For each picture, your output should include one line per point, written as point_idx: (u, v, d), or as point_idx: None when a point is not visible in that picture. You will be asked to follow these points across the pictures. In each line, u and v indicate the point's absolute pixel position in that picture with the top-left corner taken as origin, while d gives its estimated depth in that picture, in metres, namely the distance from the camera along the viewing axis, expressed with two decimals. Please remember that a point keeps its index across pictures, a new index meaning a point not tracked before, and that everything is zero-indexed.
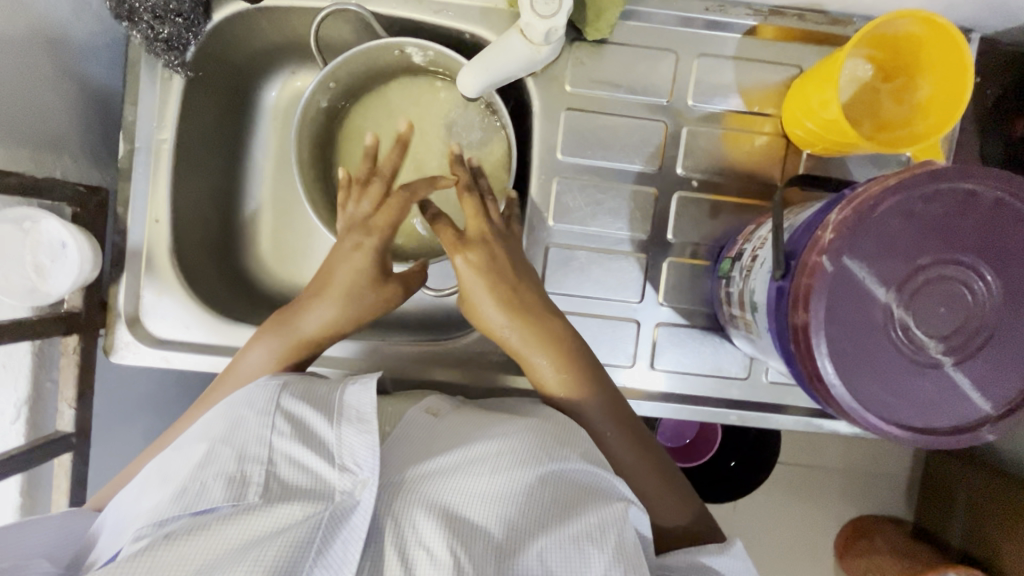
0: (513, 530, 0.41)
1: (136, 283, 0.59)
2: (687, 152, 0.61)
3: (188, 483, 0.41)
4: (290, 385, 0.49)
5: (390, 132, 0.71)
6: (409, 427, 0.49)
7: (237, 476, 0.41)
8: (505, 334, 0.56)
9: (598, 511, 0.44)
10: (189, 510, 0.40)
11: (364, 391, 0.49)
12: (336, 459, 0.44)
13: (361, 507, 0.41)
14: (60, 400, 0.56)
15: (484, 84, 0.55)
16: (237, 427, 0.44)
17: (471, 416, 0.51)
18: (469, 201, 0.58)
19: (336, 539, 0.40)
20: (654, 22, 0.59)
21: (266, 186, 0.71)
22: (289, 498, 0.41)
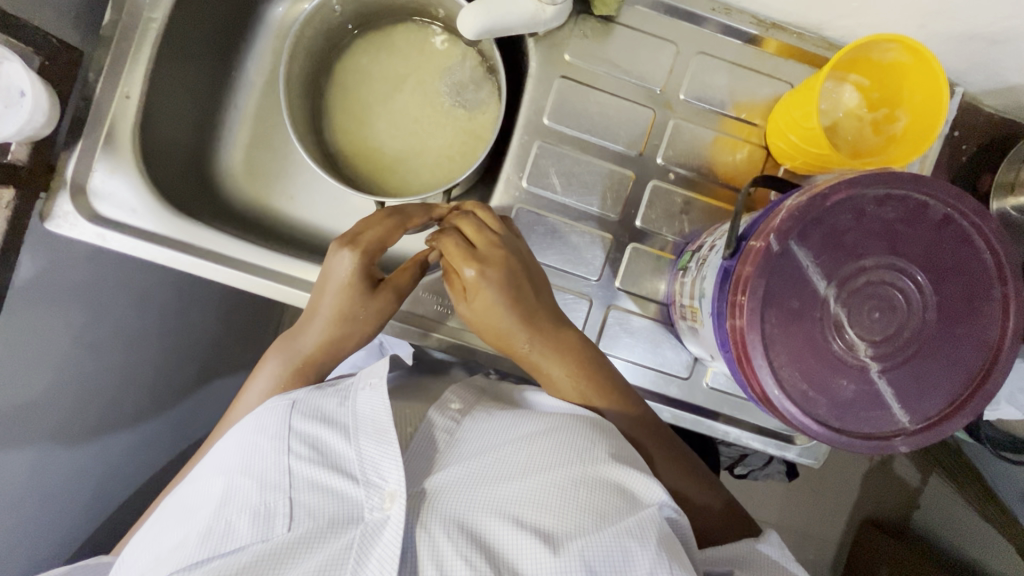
0: (557, 529, 0.41)
1: (90, 155, 0.57)
2: (670, 143, 0.62)
3: (213, 523, 0.43)
4: (301, 402, 0.50)
5: (387, 72, 0.71)
6: (432, 429, 0.50)
7: (262, 510, 0.43)
8: (521, 345, 0.56)
9: (640, 513, 0.43)
10: (218, 551, 0.42)
11: (373, 395, 0.49)
12: (355, 474, 0.45)
13: (391, 518, 0.42)
14: None
15: (485, 27, 0.54)
16: (254, 455, 0.46)
17: (498, 416, 0.51)
18: (468, 218, 0.57)
19: (372, 551, 0.41)
20: (661, 11, 0.60)
21: (252, 97, 0.70)
22: (315, 524, 0.42)
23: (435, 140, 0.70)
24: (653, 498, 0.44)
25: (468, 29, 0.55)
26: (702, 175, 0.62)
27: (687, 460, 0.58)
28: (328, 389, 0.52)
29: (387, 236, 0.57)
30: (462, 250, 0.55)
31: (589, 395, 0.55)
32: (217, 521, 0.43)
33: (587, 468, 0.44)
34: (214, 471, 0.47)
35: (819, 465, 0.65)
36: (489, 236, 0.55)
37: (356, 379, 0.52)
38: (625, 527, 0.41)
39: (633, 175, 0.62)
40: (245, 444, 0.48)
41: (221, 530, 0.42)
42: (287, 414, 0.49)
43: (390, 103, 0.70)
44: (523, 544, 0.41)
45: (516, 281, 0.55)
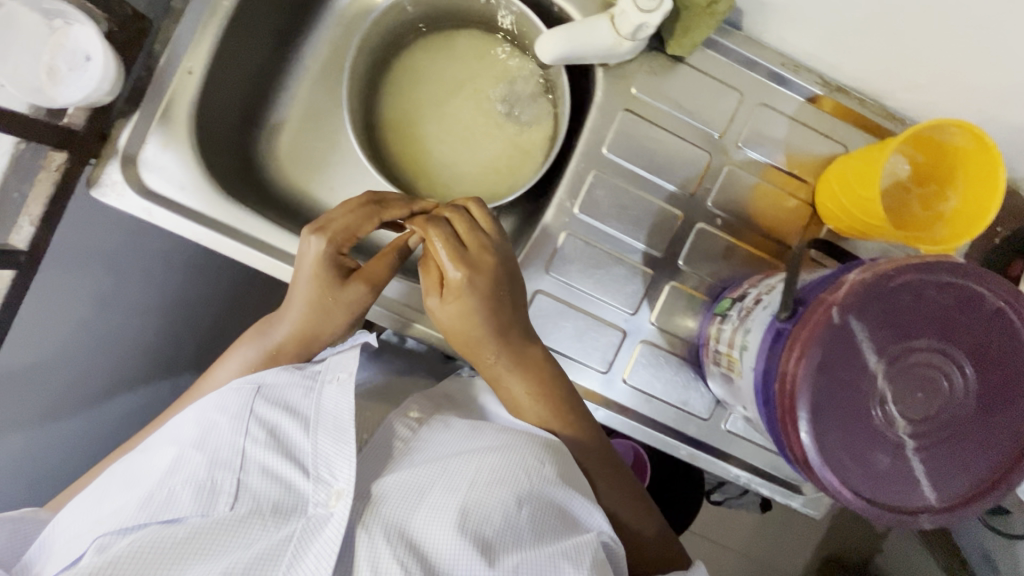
0: (495, 539, 0.41)
1: (145, 127, 0.56)
2: (721, 189, 0.63)
3: (157, 491, 0.43)
4: (264, 387, 0.50)
5: (446, 76, 0.70)
6: (387, 434, 0.50)
7: (206, 485, 0.43)
8: (487, 353, 0.55)
9: (576, 538, 0.44)
10: (156, 518, 0.42)
11: (340, 391, 0.49)
12: (307, 467, 0.45)
13: (333, 517, 0.42)
14: (22, 214, 0.52)
15: (564, 52, 0.55)
16: (210, 431, 0.46)
17: (454, 425, 0.51)
18: (455, 217, 0.56)
19: (309, 544, 0.41)
20: (730, 58, 0.61)
21: (307, 84, 0.69)
22: (257, 510, 0.42)
23: (486, 152, 0.70)
24: (591, 524, 0.46)
25: (545, 53, 0.56)
26: (747, 225, 0.63)
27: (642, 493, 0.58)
28: (291, 373, 0.51)
29: (363, 227, 0.56)
30: (452, 250, 0.54)
31: (547, 413, 0.55)
32: (161, 490, 0.43)
33: (531, 483, 0.44)
34: (168, 440, 0.47)
35: (819, 517, 0.67)
36: (474, 238, 0.55)
37: (322, 371, 0.51)
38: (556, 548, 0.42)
39: (680, 216, 0.63)
40: (202, 419, 0.48)
41: (163, 497, 0.42)
42: (249, 398, 0.49)
43: (444, 109, 0.70)
44: (459, 556, 0.40)
45: (494, 286, 0.55)
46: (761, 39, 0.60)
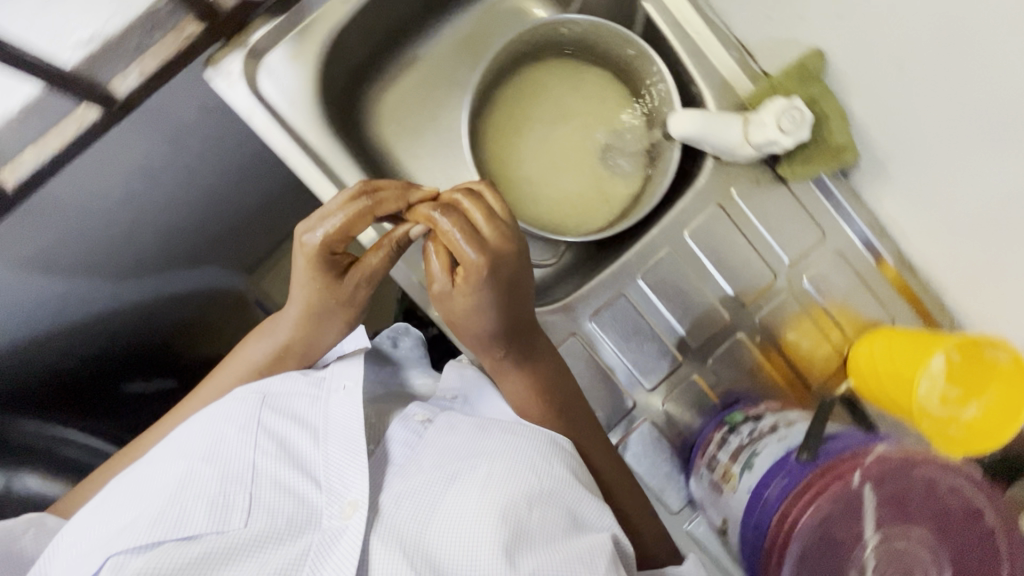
0: (512, 542, 0.40)
1: (279, 33, 0.57)
2: (771, 310, 0.65)
3: (167, 509, 0.42)
4: (271, 398, 0.51)
5: (563, 103, 0.72)
6: (394, 438, 0.50)
7: (220, 502, 0.42)
8: (495, 350, 0.54)
9: (587, 538, 0.42)
10: (169, 537, 0.41)
11: (346, 399, 0.51)
12: (318, 480, 0.45)
13: (349, 528, 0.42)
14: (135, 64, 0.52)
15: (690, 134, 0.58)
16: (220, 444, 0.46)
17: (461, 422, 0.51)
18: (472, 201, 0.51)
19: (327, 558, 0.41)
20: (827, 199, 0.64)
21: (435, 54, 0.70)
22: (273, 522, 0.42)
23: (570, 186, 0.71)
24: (603, 527, 0.45)
25: (678, 126, 0.58)
26: (779, 352, 0.66)
27: (639, 488, 0.58)
28: (300, 381, 0.53)
29: (355, 226, 0.51)
30: (465, 234, 0.49)
31: (548, 413, 0.55)
32: (171, 505, 0.42)
33: (545, 477, 0.45)
34: (174, 453, 0.47)
35: None
36: (491, 225, 0.50)
37: (328, 380, 0.54)
38: (567, 551, 0.41)
39: (726, 320, 0.65)
40: (210, 425, 0.48)
41: (171, 513, 0.42)
42: (255, 407, 0.49)
43: (549, 132, 0.72)
44: (475, 558, 0.40)
45: (512, 280, 0.51)
46: (862, 196, 0.63)
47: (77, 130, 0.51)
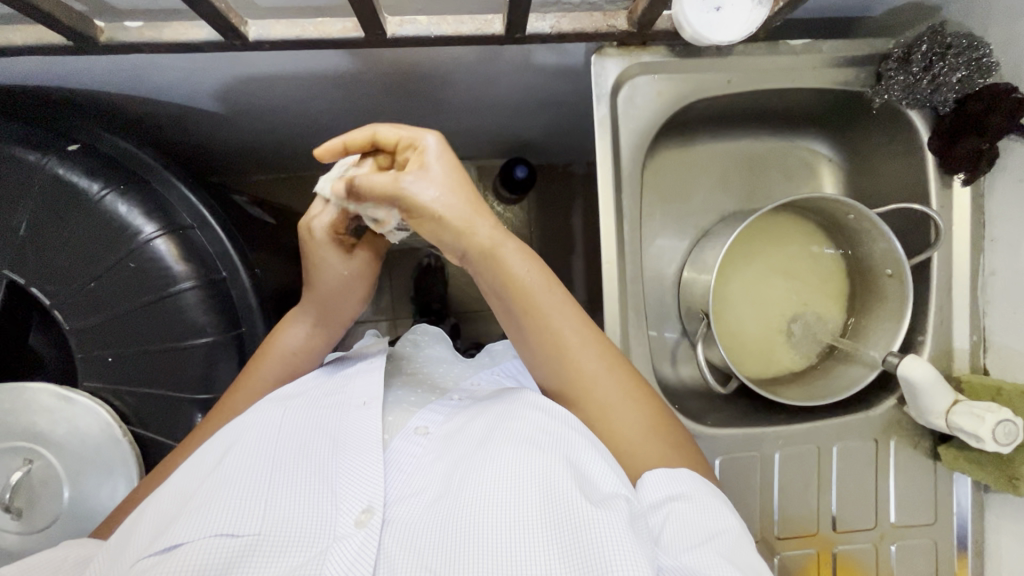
0: (528, 537, 0.45)
1: (661, 68, 0.59)
2: (852, 548, 0.67)
3: (197, 513, 0.45)
4: (292, 404, 0.54)
5: (794, 264, 0.75)
6: (401, 455, 0.52)
7: (241, 510, 0.45)
8: (499, 242, 0.52)
9: (604, 515, 0.45)
10: (192, 538, 0.44)
11: (362, 415, 0.53)
12: (333, 484, 0.48)
13: (365, 536, 0.46)
14: (555, 15, 0.53)
15: (911, 381, 0.60)
16: (246, 449, 0.50)
17: (461, 422, 0.55)
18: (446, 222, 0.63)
19: (344, 559, 0.44)
20: (956, 495, 0.67)
21: (726, 152, 0.76)
22: (297, 519, 0.46)
23: (754, 329, 0.74)
24: (609, 490, 0.47)
25: (904, 368, 0.61)
26: None
27: (647, 410, 0.54)
28: (321, 400, 0.55)
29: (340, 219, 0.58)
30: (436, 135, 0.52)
31: (547, 313, 0.53)
32: (197, 510, 0.45)
33: (564, 447, 0.49)
34: (201, 468, 0.50)
35: None
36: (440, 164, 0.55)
37: (342, 395, 0.56)
38: (584, 516, 0.45)
39: (814, 532, 0.66)
40: (240, 431, 0.52)
41: (196, 518, 0.45)
42: (274, 417, 0.53)
43: (766, 277, 0.75)
44: (498, 551, 0.44)
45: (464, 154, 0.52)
46: (988, 516, 0.66)
47: (474, 33, 0.53)
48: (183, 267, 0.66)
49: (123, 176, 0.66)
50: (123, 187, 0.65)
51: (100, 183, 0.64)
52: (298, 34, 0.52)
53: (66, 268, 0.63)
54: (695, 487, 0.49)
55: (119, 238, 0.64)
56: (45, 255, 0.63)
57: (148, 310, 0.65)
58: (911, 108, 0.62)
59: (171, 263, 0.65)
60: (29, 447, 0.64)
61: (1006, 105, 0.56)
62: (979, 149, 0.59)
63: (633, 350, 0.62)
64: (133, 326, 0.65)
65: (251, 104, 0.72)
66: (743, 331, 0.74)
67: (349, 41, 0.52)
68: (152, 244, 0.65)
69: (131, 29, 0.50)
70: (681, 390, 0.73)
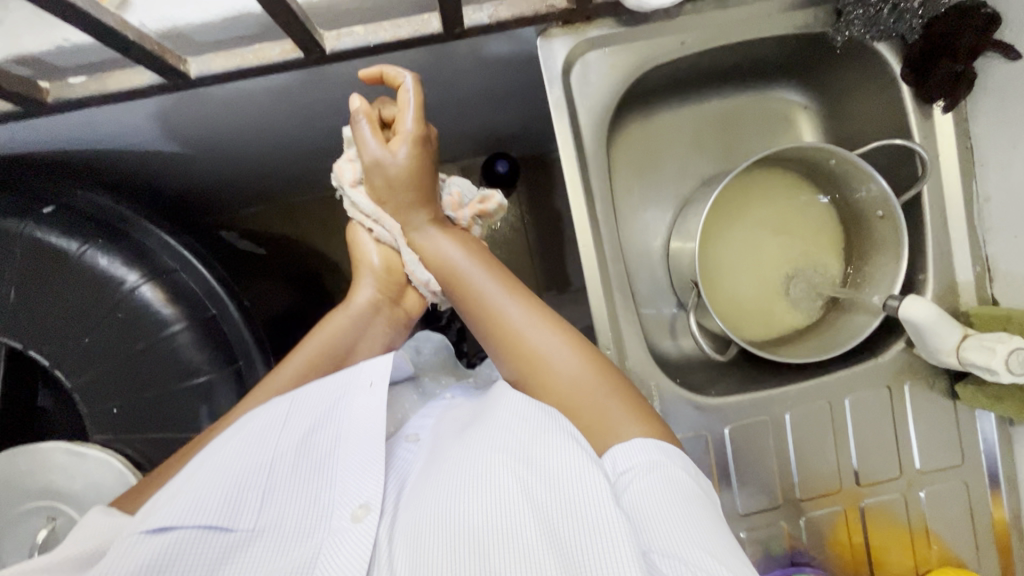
0: (531, 510, 0.42)
1: (609, 41, 0.58)
2: (880, 500, 0.65)
3: (190, 494, 0.44)
4: (299, 392, 0.52)
5: (782, 218, 0.73)
6: (396, 460, 0.53)
7: (235, 501, 0.44)
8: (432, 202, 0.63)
9: (587, 487, 0.43)
10: (184, 522, 0.42)
11: (368, 400, 0.51)
12: (332, 480, 0.47)
13: (359, 531, 0.44)
14: (492, 5, 0.52)
15: (914, 322, 0.58)
16: (248, 437, 0.47)
17: (450, 424, 0.56)
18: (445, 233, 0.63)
19: (339, 555, 0.43)
20: (981, 432, 0.64)
21: (697, 115, 0.74)
22: (290, 517, 0.45)
23: (750, 291, 0.73)
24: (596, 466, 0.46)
25: (904, 309, 0.59)
26: (864, 537, 0.65)
27: (623, 391, 0.52)
28: (327, 386, 0.52)
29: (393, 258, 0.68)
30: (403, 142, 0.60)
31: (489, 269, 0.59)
32: (192, 494, 0.44)
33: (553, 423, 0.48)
34: (203, 453, 0.48)
35: None
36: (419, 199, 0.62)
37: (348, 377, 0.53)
38: (567, 489, 0.43)
39: (837, 489, 0.65)
40: (242, 422, 0.49)
41: (193, 499, 0.43)
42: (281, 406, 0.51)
43: (755, 237, 0.73)
44: (500, 530, 0.41)
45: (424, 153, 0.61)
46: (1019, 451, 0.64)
47: (413, 35, 0.52)
48: (171, 310, 0.67)
49: (102, 228, 0.67)
50: (102, 241, 0.66)
51: (78, 241, 0.65)
52: (238, 64, 0.52)
53: (60, 326, 0.64)
54: (667, 458, 0.46)
55: (106, 291, 0.65)
56: (39, 316, 0.64)
57: (144, 357, 0.66)
58: (877, 41, 0.60)
59: (158, 308, 0.66)
60: (51, 505, 0.65)
61: (974, 25, 0.54)
62: (956, 72, 0.57)
63: (624, 331, 0.61)
64: (131, 374, 0.66)
65: (214, 138, 0.72)
66: (738, 295, 0.72)
67: (289, 63, 0.52)
68: (138, 292, 0.66)
69: (75, 85, 0.51)
70: (684, 363, 0.72)
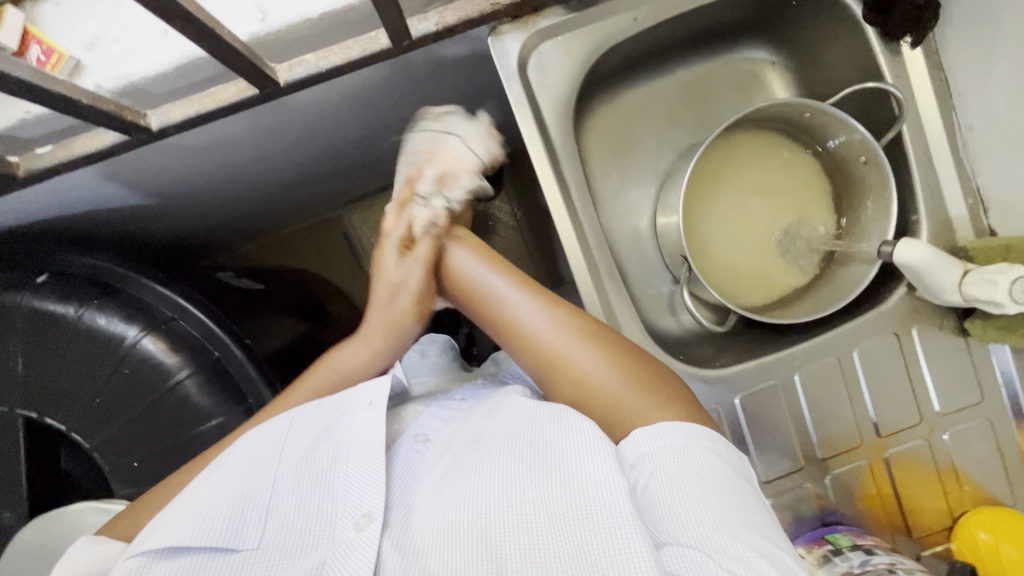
0: (526, 501, 0.43)
1: (561, 29, 0.58)
2: (903, 449, 0.64)
3: (193, 514, 0.46)
4: (300, 413, 0.55)
5: (765, 179, 0.72)
6: (402, 462, 0.52)
7: (238, 521, 0.46)
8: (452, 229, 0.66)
9: (596, 481, 0.42)
10: (187, 540, 0.44)
11: (370, 416, 0.51)
12: (335, 490, 0.47)
13: (361, 542, 0.44)
14: (437, 11, 0.52)
15: (912, 265, 0.57)
16: (252, 460, 0.50)
17: (461, 423, 0.54)
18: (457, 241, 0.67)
19: (343, 564, 0.43)
20: (998, 366, 0.63)
21: (666, 87, 0.73)
22: (290, 532, 0.46)
23: (744, 257, 0.72)
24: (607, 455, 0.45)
25: (900, 253, 0.58)
26: (893, 488, 0.64)
27: (640, 379, 0.53)
28: (329, 406, 0.54)
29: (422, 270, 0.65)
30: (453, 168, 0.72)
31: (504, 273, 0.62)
32: (195, 514, 0.46)
33: (556, 418, 0.49)
34: (208, 475, 0.50)
35: None
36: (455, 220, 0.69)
37: (353, 398, 0.54)
38: (575, 482, 0.43)
39: (858, 444, 0.64)
40: (248, 444, 0.52)
41: (198, 520, 0.45)
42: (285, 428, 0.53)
43: (741, 201, 0.72)
44: (496, 522, 0.42)
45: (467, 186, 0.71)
46: None
47: (363, 53, 0.52)
48: (174, 359, 0.68)
49: (96, 289, 0.68)
50: (97, 300, 0.67)
51: (75, 304, 0.66)
52: (197, 110, 0.52)
53: (69, 389, 0.66)
54: (684, 444, 0.45)
55: (108, 349, 0.66)
56: (49, 383, 0.65)
57: (154, 407, 0.67)
58: None
59: (162, 358, 0.67)
60: None
61: None
62: (918, 4, 0.55)
63: (619, 316, 0.61)
64: (146, 427, 0.67)
65: (191, 183, 0.73)
66: (731, 263, 0.71)
67: (246, 101, 0.52)
68: (139, 345, 0.67)
69: (43, 154, 0.52)
70: (687, 339, 0.71)
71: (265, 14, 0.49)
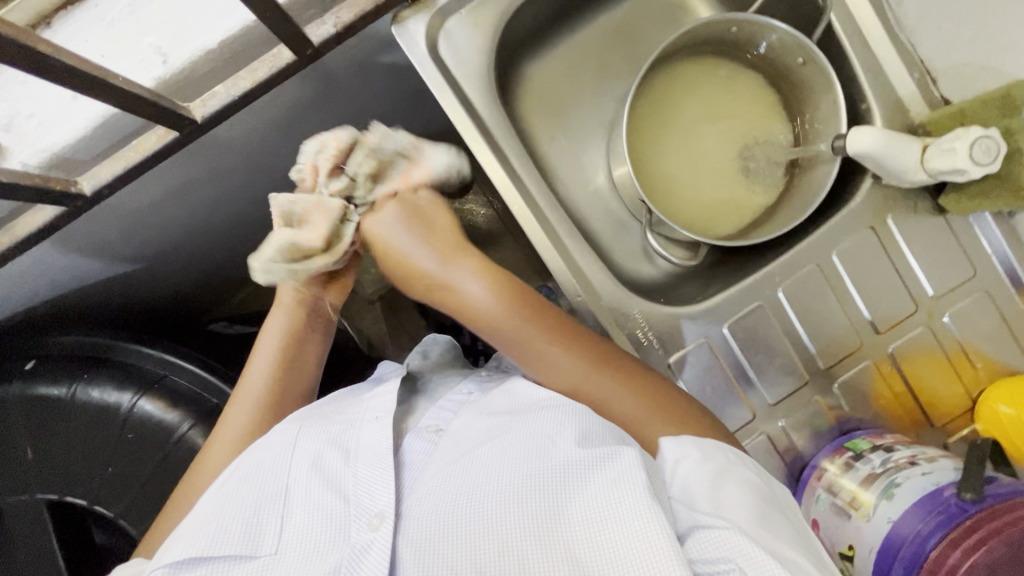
0: (539, 485, 0.43)
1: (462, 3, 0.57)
2: (907, 340, 0.62)
3: (209, 525, 0.46)
4: (308, 424, 0.55)
5: (710, 104, 0.71)
6: (413, 455, 0.50)
7: (254, 529, 0.46)
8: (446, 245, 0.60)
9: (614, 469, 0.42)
10: (205, 552, 0.44)
11: (380, 427, 0.52)
12: (347, 493, 0.48)
13: (376, 541, 0.44)
14: (332, 13, 0.52)
15: (869, 152, 0.55)
16: (263, 470, 0.51)
17: (471, 413, 0.53)
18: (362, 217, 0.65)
19: (360, 565, 0.43)
20: (983, 235, 0.61)
21: (591, 39, 0.72)
22: (304, 539, 0.46)
23: (707, 188, 0.70)
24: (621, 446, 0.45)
25: (853, 143, 0.56)
26: (906, 382, 0.63)
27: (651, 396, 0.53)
28: (339, 417, 0.55)
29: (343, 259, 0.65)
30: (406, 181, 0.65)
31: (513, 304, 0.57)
32: (209, 527, 0.46)
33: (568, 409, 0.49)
34: (219, 489, 0.50)
35: None
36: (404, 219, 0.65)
37: (362, 413, 0.54)
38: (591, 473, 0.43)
39: (859, 345, 0.62)
40: (258, 454, 0.52)
41: (212, 529, 0.46)
42: (293, 436, 0.53)
43: (690, 133, 0.71)
44: (508, 505, 0.42)
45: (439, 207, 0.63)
46: None
47: (270, 72, 0.52)
48: (173, 414, 0.69)
49: (85, 364, 0.70)
50: (87, 374, 0.69)
51: (66, 384, 0.69)
52: (123, 166, 0.52)
53: (80, 466, 0.67)
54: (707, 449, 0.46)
55: (108, 419, 0.68)
56: (60, 463, 0.67)
57: (163, 466, 0.68)
58: None
59: (160, 416, 0.68)
60: None
61: None
62: None
63: (589, 273, 0.61)
64: (158, 490, 0.67)
65: (153, 243, 0.74)
66: (695, 196, 0.70)
67: (170, 146, 0.53)
68: (136, 408, 0.68)
69: None
70: (669, 282, 0.70)
71: (166, 56, 0.50)
